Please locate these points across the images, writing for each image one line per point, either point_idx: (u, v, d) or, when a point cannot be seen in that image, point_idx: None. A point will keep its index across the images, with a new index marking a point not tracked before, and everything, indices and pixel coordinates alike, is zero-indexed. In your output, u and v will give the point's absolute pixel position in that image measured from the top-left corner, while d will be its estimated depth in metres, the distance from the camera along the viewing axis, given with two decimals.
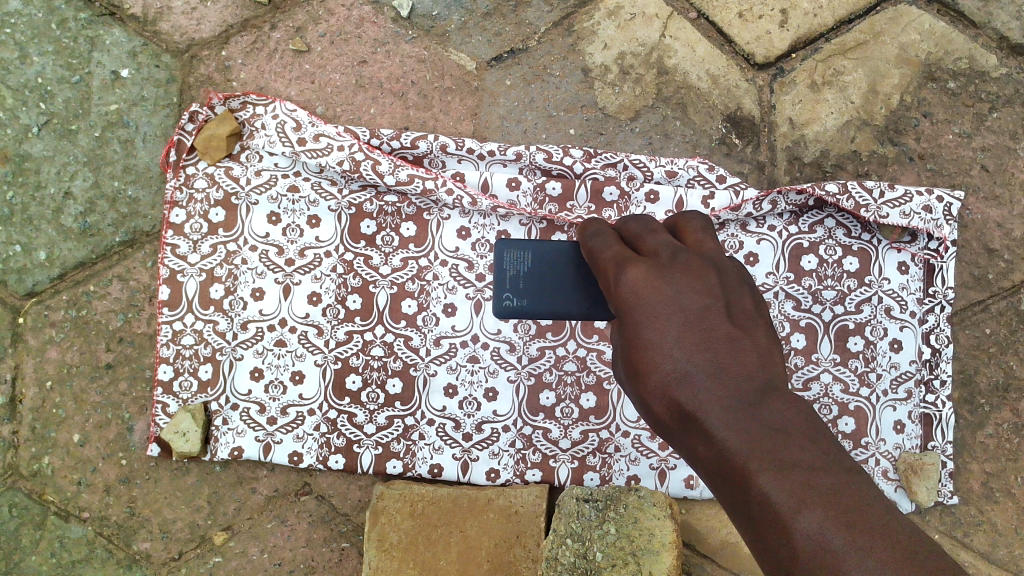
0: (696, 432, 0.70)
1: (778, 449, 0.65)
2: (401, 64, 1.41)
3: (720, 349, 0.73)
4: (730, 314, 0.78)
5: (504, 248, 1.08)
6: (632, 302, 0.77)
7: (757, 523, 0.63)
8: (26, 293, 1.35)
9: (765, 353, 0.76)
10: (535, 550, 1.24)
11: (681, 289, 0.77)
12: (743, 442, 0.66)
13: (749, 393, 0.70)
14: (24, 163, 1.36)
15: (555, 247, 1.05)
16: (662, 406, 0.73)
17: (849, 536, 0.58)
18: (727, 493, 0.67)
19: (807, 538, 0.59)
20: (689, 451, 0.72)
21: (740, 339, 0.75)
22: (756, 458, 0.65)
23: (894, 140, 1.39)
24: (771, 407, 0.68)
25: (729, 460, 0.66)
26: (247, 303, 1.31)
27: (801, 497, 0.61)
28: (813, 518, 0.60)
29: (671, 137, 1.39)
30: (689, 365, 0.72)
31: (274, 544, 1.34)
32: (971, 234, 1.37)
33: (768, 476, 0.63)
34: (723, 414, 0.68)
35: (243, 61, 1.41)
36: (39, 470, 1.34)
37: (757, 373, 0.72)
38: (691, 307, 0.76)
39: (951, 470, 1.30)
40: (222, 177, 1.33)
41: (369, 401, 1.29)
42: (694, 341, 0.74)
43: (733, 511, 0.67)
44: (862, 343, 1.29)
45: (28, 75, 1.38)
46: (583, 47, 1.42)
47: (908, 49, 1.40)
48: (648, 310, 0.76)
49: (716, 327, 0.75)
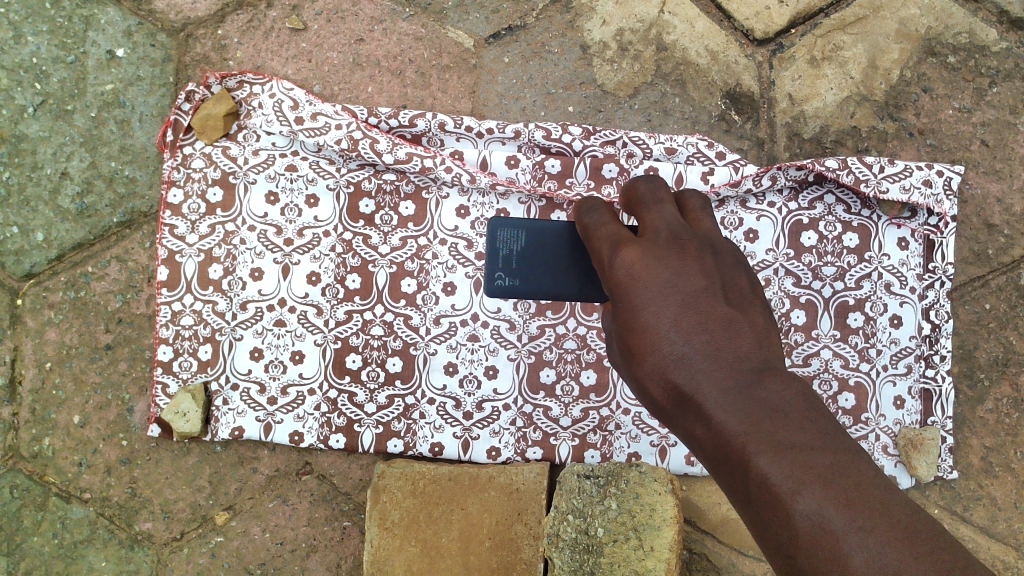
0: (693, 414, 0.70)
1: (776, 429, 0.65)
2: (399, 42, 1.41)
3: (717, 330, 0.73)
4: (726, 295, 0.77)
5: (497, 226, 1.07)
6: (628, 284, 0.77)
7: (754, 503, 0.63)
8: (24, 274, 1.35)
9: (762, 334, 0.76)
10: (536, 527, 1.24)
11: (677, 270, 0.76)
12: (741, 423, 0.66)
13: (746, 374, 0.70)
14: (20, 144, 1.36)
15: (548, 226, 1.04)
16: (659, 388, 0.73)
17: (848, 515, 0.58)
18: (724, 475, 0.67)
19: (806, 518, 0.59)
20: (687, 433, 0.72)
21: (737, 320, 0.75)
22: (754, 439, 0.64)
23: (894, 115, 1.38)
24: (769, 387, 0.68)
25: (727, 441, 0.66)
26: (246, 284, 1.31)
27: (800, 477, 0.61)
28: (812, 499, 0.60)
29: (671, 113, 1.39)
30: (686, 347, 0.72)
31: (275, 524, 1.34)
32: (971, 209, 1.37)
33: (766, 456, 0.63)
34: (720, 396, 0.68)
35: (239, 39, 1.40)
36: (40, 451, 1.34)
37: (754, 354, 0.72)
38: (688, 288, 0.75)
39: (951, 445, 1.31)
40: (219, 156, 1.32)
41: (370, 380, 1.29)
42: (690, 323, 0.73)
43: (730, 493, 0.67)
44: (862, 318, 1.29)
45: (23, 55, 1.37)
46: (581, 24, 1.41)
47: (907, 24, 1.40)
48: (645, 291, 0.75)
49: (713, 308, 0.75)
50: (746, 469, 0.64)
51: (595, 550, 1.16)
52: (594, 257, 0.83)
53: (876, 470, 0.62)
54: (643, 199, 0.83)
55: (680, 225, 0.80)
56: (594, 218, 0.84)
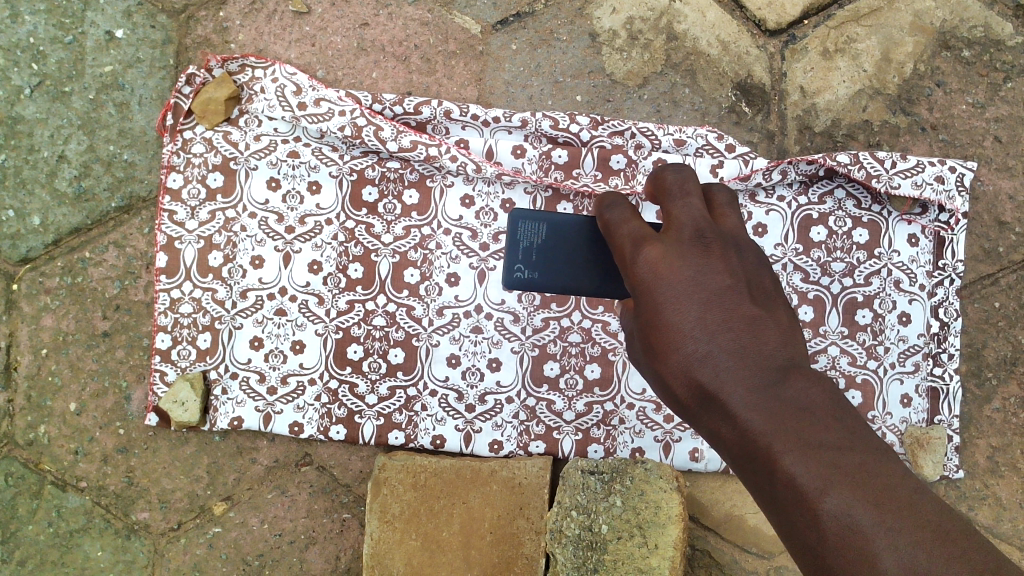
0: (718, 414, 0.68)
1: (803, 429, 0.63)
2: (404, 27, 1.38)
3: (742, 329, 0.71)
4: (751, 294, 0.76)
5: (519, 218, 1.02)
6: (650, 281, 0.75)
7: (780, 504, 0.61)
8: (20, 259, 1.33)
9: (787, 332, 0.74)
10: (539, 522, 1.22)
11: (701, 267, 0.74)
12: (767, 424, 0.64)
13: (770, 373, 0.68)
14: (17, 125, 1.33)
15: (572, 219, 1.00)
16: (683, 387, 0.71)
17: (878, 516, 0.57)
18: (750, 475, 0.65)
19: (835, 519, 0.58)
20: (711, 433, 0.70)
21: (763, 319, 0.73)
22: (780, 440, 0.63)
23: (906, 110, 1.36)
24: (795, 385, 0.67)
25: (752, 441, 0.64)
26: (246, 272, 1.29)
27: (827, 478, 0.59)
28: (840, 499, 0.58)
29: (680, 104, 1.37)
30: (711, 346, 0.70)
31: (274, 515, 1.32)
32: (982, 206, 1.35)
33: (794, 457, 0.61)
34: (745, 395, 0.67)
35: (241, 22, 1.37)
36: (36, 438, 1.32)
37: (779, 352, 0.70)
38: (712, 286, 0.73)
39: (957, 445, 1.30)
40: (220, 141, 1.30)
41: (371, 370, 1.28)
42: (715, 322, 0.72)
43: (755, 494, 0.65)
44: (870, 315, 1.28)
45: (20, 34, 1.34)
46: (591, 11, 1.38)
47: (922, 16, 1.38)
48: (668, 288, 0.73)
49: (737, 306, 0.73)
50: (773, 470, 0.62)
51: (598, 547, 1.15)
52: (614, 253, 0.80)
53: (901, 469, 0.61)
54: (668, 192, 0.80)
55: (704, 221, 0.77)
56: (614, 214, 0.81)
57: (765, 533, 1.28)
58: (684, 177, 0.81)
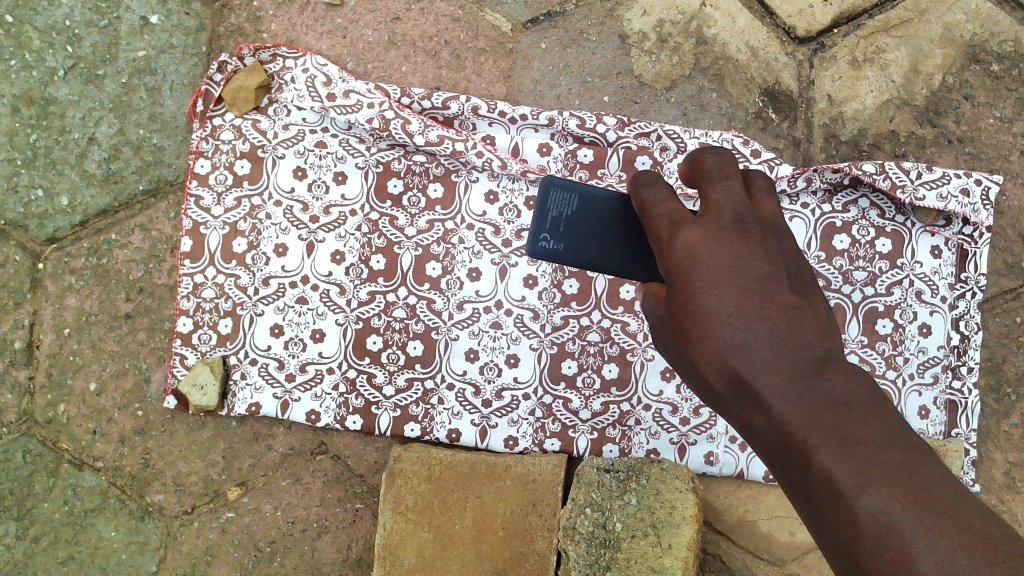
0: (752, 404, 0.69)
1: (840, 423, 0.63)
2: (435, 22, 1.39)
3: (780, 319, 0.71)
4: (790, 282, 0.76)
5: (550, 186, 1.02)
6: (688, 265, 0.74)
7: (813, 499, 0.61)
8: (46, 238, 1.34)
9: (825, 323, 0.74)
10: (552, 519, 1.22)
11: (741, 254, 0.74)
12: (804, 417, 0.64)
13: (807, 364, 0.68)
14: (49, 106, 1.35)
15: (603, 195, 0.99)
16: (717, 374, 0.71)
17: (917, 516, 0.56)
18: (783, 469, 0.65)
19: (872, 518, 0.57)
20: (743, 421, 0.70)
21: (801, 310, 0.73)
22: (817, 434, 0.63)
23: (934, 122, 1.36)
24: (833, 379, 0.67)
25: (789, 434, 0.65)
26: (270, 259, 1.30)
27: (866, 474, 0.59)
28: (878, 497, 0.58)
29: (707, 109, 1.37)
30: (747, 334, 0.71)
31: (288, 502, 1.33)
32: (1006, 221, 1.35)
33: (830, 452, 0.61)
34: (782, 386, 0.67)
35: (274, 12, 1.38)
36: (55, 417, 1.33)
37: (817, 343, 0.71)
38: (750, 274, 0.74)
39: (974, 459, 1.29)
40: (249, 129, 1.31)
41: (390, 362, 1.28)
42: (752, 310, 0.72)
43: (787, 486, 0.65)
44: (891, 325, 1.28)
45: (56, 17, 1.36)
46: (621, 13, 1.39)
47: (952, 29, 1.38)
48: (707, 273, 0.73)
49: (775, 295, 0.73)
50: (808, 465, 0.62)
51: (612, 545, 1.16)
52: (650, 233, 0.80)
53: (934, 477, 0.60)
54: (707, 175, 0.80)
55: (744, 206, 0.77)
56: (653, 193, 0.81)
57: (777, 540, 1.28)
58: (723, 161, 0.80)
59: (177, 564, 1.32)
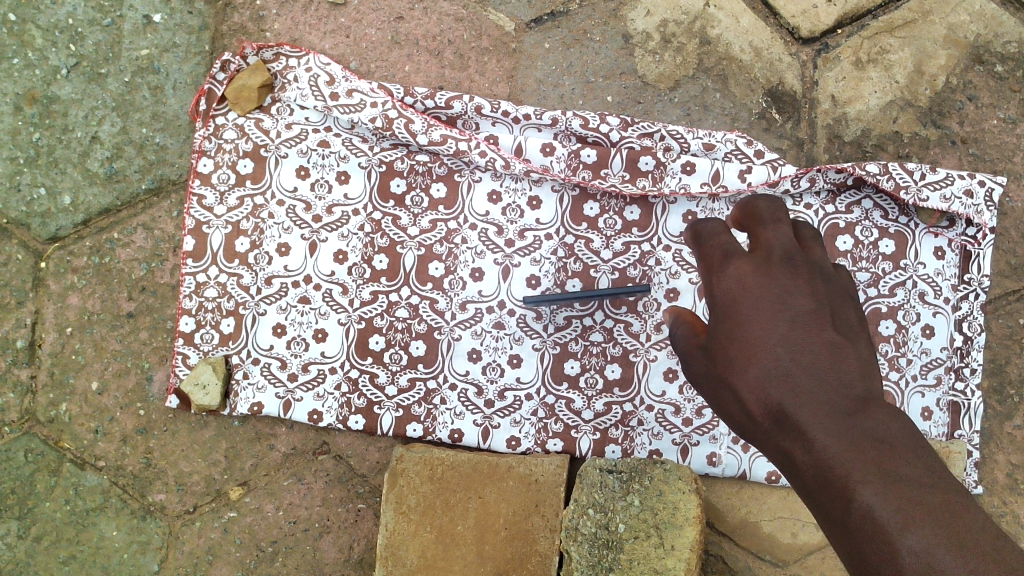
0: (789, 433, 0.68)
1: (883, 459, 0.62)
2: (438, 21, 1.39)
3: (823, 353, 0.72)
4: (835, 322, 0.76)
5: None
6: (736, 293, 0.77)
7: (850, 533, 0.60)
8: (49, 237, 1.34)
9: (867, 364, 0.73)
10: (553, 520, 1.22)
11: (788, 288, 0.76)
12: (845, 451, 0.64)
13: (849, 400, 0.68)
14: (52, 105, 1.34)
15: None
16: (756, 402, 0.72)
17: (960, 558, 0.55)
18: (818, 502, 0.64)
19: (913, 556, 0.56)
20: (778, 452, 0.69)
21: (844, 348, 0.73)
22: (859, 469, 0.62)
23: (937, 122, 1.36)
24: (875, 416, 0.66)
25: (828, 466, 0.64)
26: (273, 259, 1.29)
27: (909, 513, 0.58)
28: (921, 537, 0.57)
29: (710, 109, 1.37)
30: (790, 364, 0.71)
31: (289, 502, 1.33)
32: (1010, 222, 1.35)
33: (872, 488, 0.60)
34: (822, 417, 0.67)
35: (278, 11, 1.38)
36: (57, 416, 1.33)
37: (858, 381, 0.70)
38: (796, 308, 0.75)
39: (977, 461, 1.28)
40: (252, 128, 1.31)
41: (392, 362, 1.28)
42: (796, 342, 0.73)
43: (821, 521, 0.64)
44: (893, 327, 1.27)
45: (59, 15, 1.36)
46: (625, 13, 1.39)
47: (956, 30, 1.38)
48: (754, 301, 0.76)
49: (820, 331, 0.74)
50: (847, 499, 0.61)
51: (615, 546, 1.15)
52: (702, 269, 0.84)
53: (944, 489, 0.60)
54: (760, 217, 0.83)
55: (795, 246, 0.80)
56: (709, 227, 0.86)
57: (780, 541, 1.28)
58: (775, 205, 0.83)
59: (178, 564, 1.32)
